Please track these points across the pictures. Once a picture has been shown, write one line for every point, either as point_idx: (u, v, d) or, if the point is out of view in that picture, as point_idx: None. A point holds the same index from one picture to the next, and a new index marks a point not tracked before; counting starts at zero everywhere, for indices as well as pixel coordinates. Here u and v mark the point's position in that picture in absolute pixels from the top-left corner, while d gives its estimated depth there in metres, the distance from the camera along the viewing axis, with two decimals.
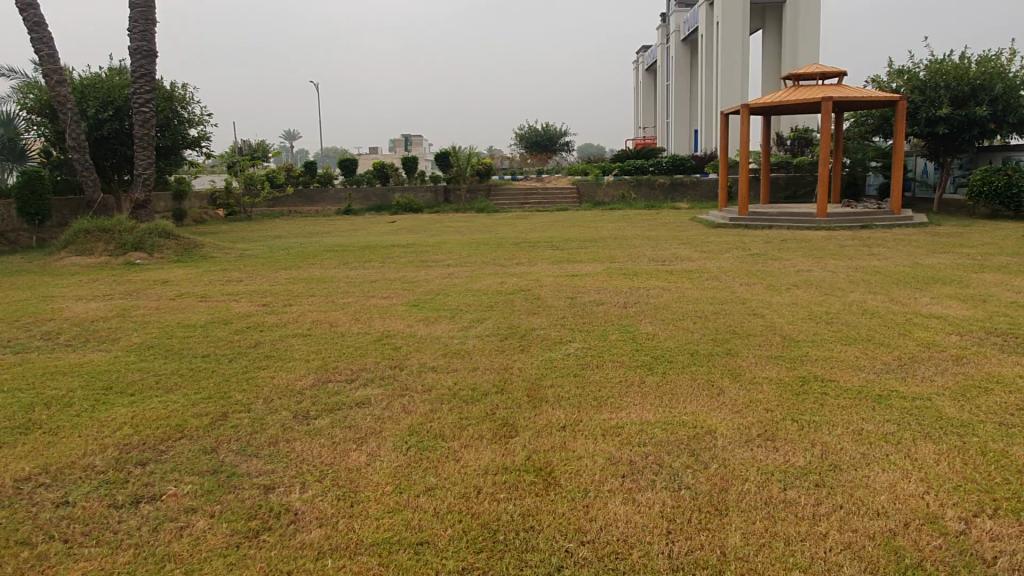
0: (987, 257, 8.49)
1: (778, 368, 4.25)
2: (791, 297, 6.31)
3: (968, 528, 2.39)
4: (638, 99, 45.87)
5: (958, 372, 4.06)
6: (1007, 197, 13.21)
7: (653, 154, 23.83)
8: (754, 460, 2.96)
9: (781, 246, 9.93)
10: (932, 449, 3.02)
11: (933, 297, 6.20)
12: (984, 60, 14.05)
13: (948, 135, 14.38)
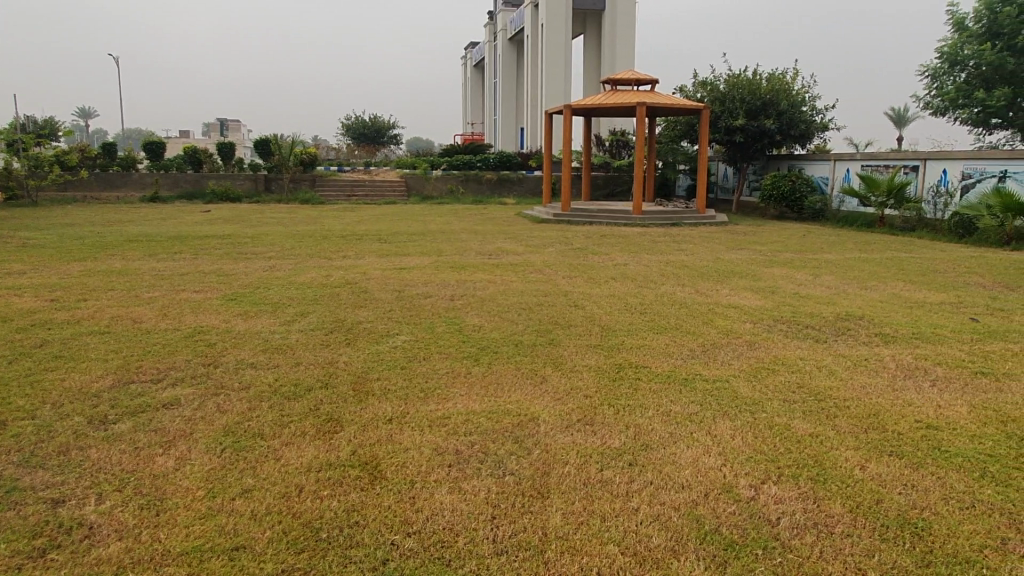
0: (775, 254, 9.50)
1: (596, 356, 4.48)
2: (609, 289, 6.67)
3: (757, 494, 2.66)
4: (466, 95, 46.41)
5: (750, 356, 4.51)
6: (792, 201, 14.84)
7: (480, 151, 24.18)
8: (574, 443, 3.10)
9: (600, 241, 10.48)
10: (729, 426, 3.33)
11: (732, 289, 6.82)
12: (772, 77, 15.64)
13: (744, 143, 15.91)
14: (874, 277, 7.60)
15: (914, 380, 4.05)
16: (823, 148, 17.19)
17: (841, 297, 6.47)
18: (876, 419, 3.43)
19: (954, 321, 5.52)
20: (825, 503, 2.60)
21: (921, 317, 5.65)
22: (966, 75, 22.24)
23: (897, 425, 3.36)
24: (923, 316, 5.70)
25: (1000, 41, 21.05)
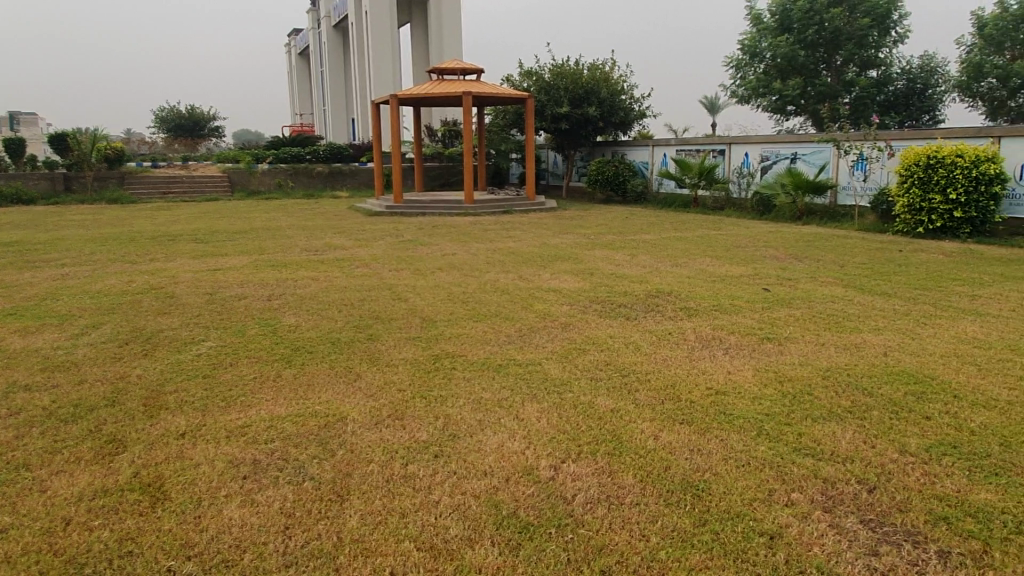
0: (598, 236, 9.89)
1: (414, 348, 4.42)
2: (434, 280, 6.63)
3: (556, 473, 2.73)
4: (293, 86, 44.61)
5: (564, 338, 4.64)
6: (616, 184, 15.52)
7: (309, 142, 23.31)
8: (380, 440, 3.03)
9: (431, 232, 10.44)
10: (536, 408, 3.39)
11: (553, 273, 7.00)
12: (592, 67, 16.26)
13: (569, 131, 16.46)
14: (684, 255, 8.11)
15: (710, 350, 4.36)
16: (643, 134, 18.19)
17: (653, 275, 6.84)
18: (672, 389, 3.65)
19: (749, 292, 6.01)
20: (619, 475, 2.72)
21: (721, 290, 6.09)
22: (764, 66, 24.35)
23: (690, 394, 3.59)
24: (724, 289, 6.14)
25: (790, 35, 23.15)
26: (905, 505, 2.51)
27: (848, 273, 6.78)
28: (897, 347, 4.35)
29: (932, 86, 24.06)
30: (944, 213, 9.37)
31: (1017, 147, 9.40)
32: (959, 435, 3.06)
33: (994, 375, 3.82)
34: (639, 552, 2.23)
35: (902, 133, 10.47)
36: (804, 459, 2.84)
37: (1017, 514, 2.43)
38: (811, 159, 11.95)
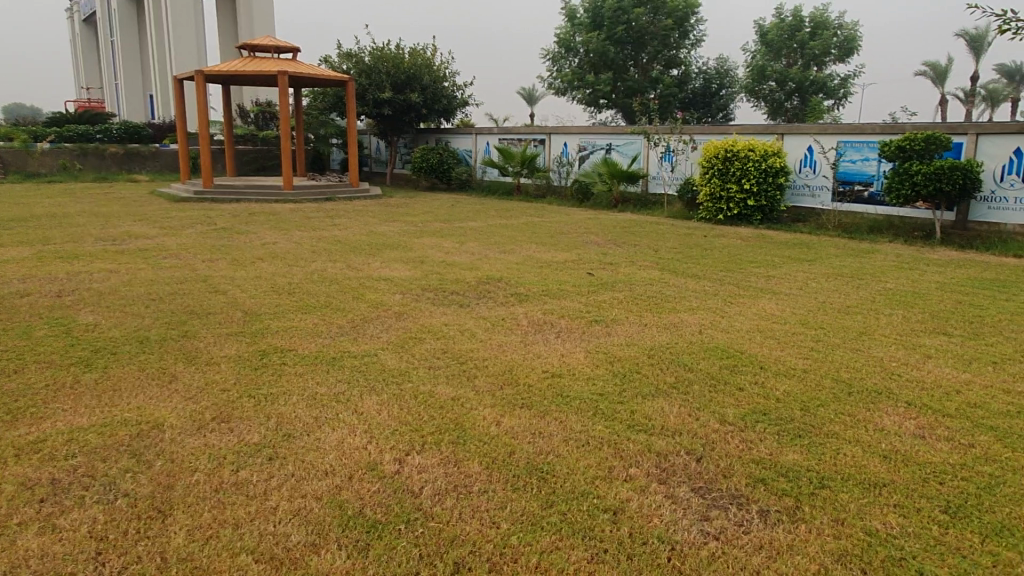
0: (425, 224, 9.81)
1: (236, 344, 4.11)
2: (254, 271, 6.21)
3: (401, 467, 2.65)
4: (77, 57, 39.96)
5: (399, 327, 4.54)
6: (441, 171, 15.48)
7: (100, 119, 20.98)
8: (205, 446, 2.78)
9: (247, 219, 9.80)
10: (376, 401, 3.28)
11: (382, 262, 6.82)
12: (413, 52, 16.07)
13: (392, 116, 16.18)
14: (512, 242, 8.27)
15: (543, 334, 4.46)
16: (465, 122, 18.33)
17: (483, 262, 6.89)
18: (511, 374, 3.69)
19: (575, 277, 6.23)
20: (464, 463, 2.69)
21: (548, 276, 6.26)
22: (578, 60, 25.41)
23: (528, 378, 3.64)
24: (551, 275, 6.32)
25: (601, 31, 24.32)
26: (729, 471, 2.71)
27: (662, 257, 7.25)
28: (709, 324, 4.72)
29: (724, 86, 26.41)
30: (740, 201, 10.31)
31: (797, 143, 10.56)
32: (767, 403, 3.37)
33: (792, 347, 4.26)
34: (491, 540, 2.22)
35: (703, 128, 11.38)
36: (637, 435, 2.99)
37: (819, 470, 2.72)
38: (624, 150, 12.66)
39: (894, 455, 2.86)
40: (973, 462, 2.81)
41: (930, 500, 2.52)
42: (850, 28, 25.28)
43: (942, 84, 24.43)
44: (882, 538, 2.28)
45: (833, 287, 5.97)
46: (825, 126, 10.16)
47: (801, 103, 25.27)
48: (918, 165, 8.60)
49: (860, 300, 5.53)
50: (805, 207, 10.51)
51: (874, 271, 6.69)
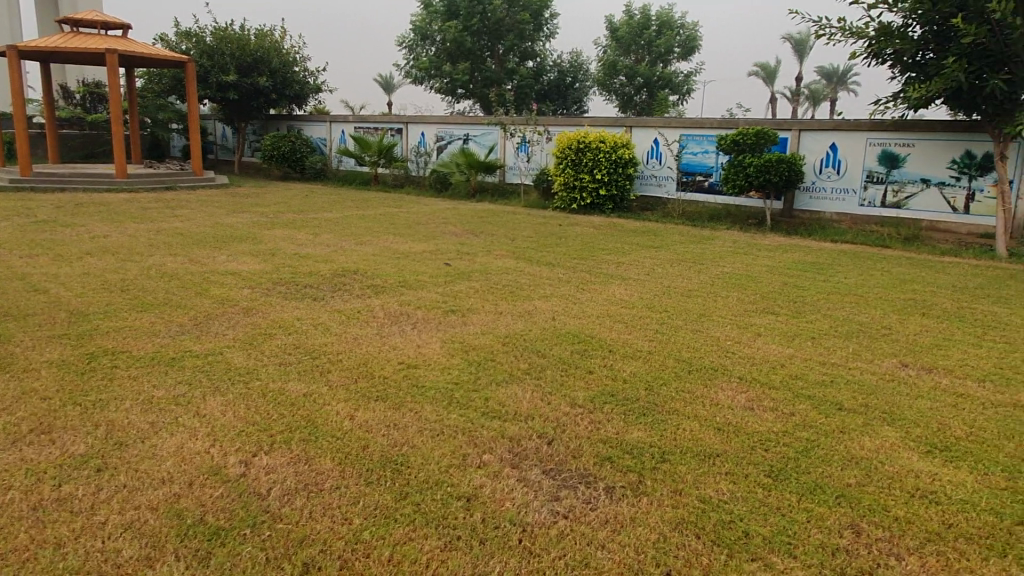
0: (277, 215, 9.40)
1: (59, 348, 3.76)
2: (83, 267, 5.70)
3: (248, 470, 2.54)
4: None
5: (247, 324, 4.33)
6: (293, 160, 14.89)
7: None
8: (21, 462, 2.52)
9: (74, 211, 8.97)
10: (220, 402, 3.11)
11: (228, 255, 6.48)
12: (260, 34, 15.33)
13: (238, 101, 15.36)
14: (368, 233, 8.11)
15: (399, 326, 4.42)
16: (318, 109, 17.72)
17: (338, 254, 6.71)
18: (366, 368, 3.62)
19: (432, 268, 6.21)
20: (316, 461, 2.62)
21: (405, 267, 6.20)
22: (435, 49, 25.18)
23: (383, 370, 3.60)
24: (408, 266, 6.26)
25: (457, 20, 24.22)
26: (577, 451, 2.82)
27: (519, 246, 7.38)
28: (562, 311, 4.87)
29: (577, 80, 27.12)
30: (593, 191, 10.68)
31: (644, 136, 11.10)
32: (615, 384, 3.53)
33: (639, 330, 4.48)
34: (342, 537, 2.18)
35: (556, 119, 11.70)
36: (491, 422, 3.03)
37: (660, 445, 2.89)
38: (481, 141, 12.77)
39: (727, 426, 3.09)
40: (793, 429, 3.09)
41: (756, 466, 2.74)
42: (691, 28, 26.80)
43: (772, 84, 26.51)
44: (715, 504, 2.46)
45: (677, 272, 6.33)
46: (668, 120, 10.75)
47: (649, 97, 26.69)
48: (751, 158, 9.28)
49: (700, 284, 5.90)
50: (652, 197, 11.08)
51: (713, 257, 7.17)
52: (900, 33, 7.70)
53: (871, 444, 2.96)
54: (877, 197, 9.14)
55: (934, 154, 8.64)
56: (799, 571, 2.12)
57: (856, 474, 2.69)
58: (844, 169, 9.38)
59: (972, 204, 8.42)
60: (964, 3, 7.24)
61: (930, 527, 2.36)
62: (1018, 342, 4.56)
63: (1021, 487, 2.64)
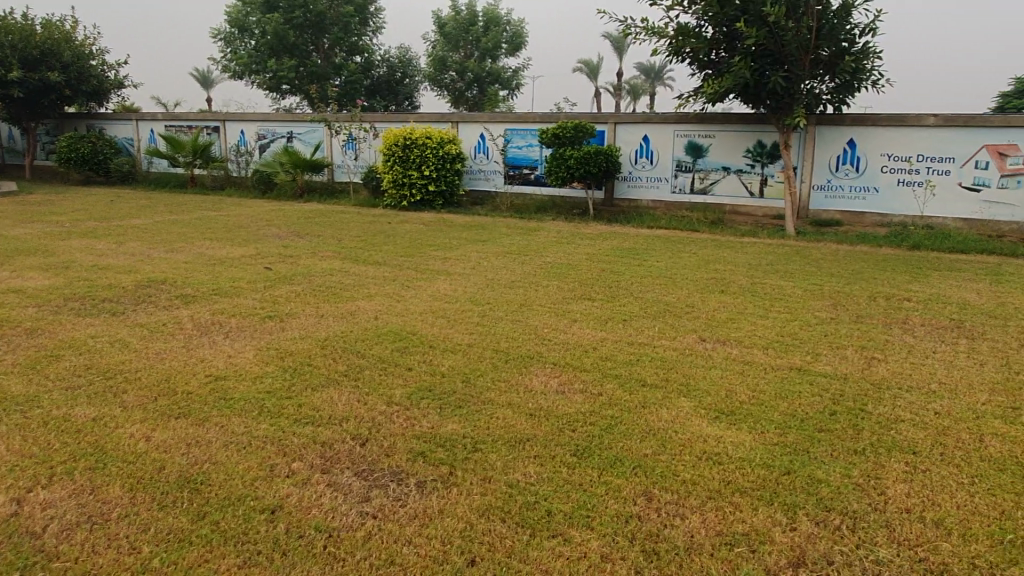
0: (75, 224, 8.58)
1: None
2: None
3: (21, 507, 2.31)
4: None
5: (30, 346, 3.92)
6: (95, 163, 13.65)
7: None
8: None
9: None
10: None
11: (12, 271, 5.83)
12: (47, 24, 13.88)
13: (25, 99, 13.84)
14: (181, 239, 7.60)
15: (210, 336, 4.19)
16: (123, 106, 16.33)
17: (144, 263, 6.25)
18: (168, 384, 3.40)
19: (250, 273, 5.93)
20: (102, 490, 2.43)
21: (220, 274, 5.89)
22: (254, 42, 23.94)
23: (187, 385, 3.40)
24: (223, 272, 5.94)
25: (277, 12, 23.16)
26: (391, 450, 2.82)
27: (344, 246, 7.23)
28: (384, 310, 4.84)
29: (407, 75, 26.68)
30: (422, 187, 10.67)
31: (470, 132, 11.25)
32: (433, 379, 3.56)
33: (461, 324, 4.54)
34: (128, 567, 2.04)
35: (382, 116, 11.66)
36: (303, 429, 2.96)
37: (473, 435, 2.95)
38: (305, 138, 12.39)
39: (538, 411, 3.21)
40: (600, 407, 3.27)
41: (562, 446, 2.87)
42: (516, 24, 27.44)
43: (595, 79, 27.71)
44: (521, 487, 2.56)
45: (501, 265, 6.48)
46: (492, 116, 10.99)
47: (480, 92, 27.06)
48: (571, 151, 9.66)
49: (522, 275, 6.08)
50: (481, 191, 11.28)
51: (537, 248, 7.40)
52: (694, 33, 8.31)
53: (667, 415, 3.20)
54: (686, 184, 9.85)
55: (731, 143, 9.46)
56: (594, 541, 2.25)
57: (652, 445, 2.90)
58: (656, 159, 10.02)
59: (765, 188, 9.32)
60: (745, 8, 7.92)
61: (712, 486, 2.59)
62: (797, 311, 5.11)
63: (789, 441, 2.96)
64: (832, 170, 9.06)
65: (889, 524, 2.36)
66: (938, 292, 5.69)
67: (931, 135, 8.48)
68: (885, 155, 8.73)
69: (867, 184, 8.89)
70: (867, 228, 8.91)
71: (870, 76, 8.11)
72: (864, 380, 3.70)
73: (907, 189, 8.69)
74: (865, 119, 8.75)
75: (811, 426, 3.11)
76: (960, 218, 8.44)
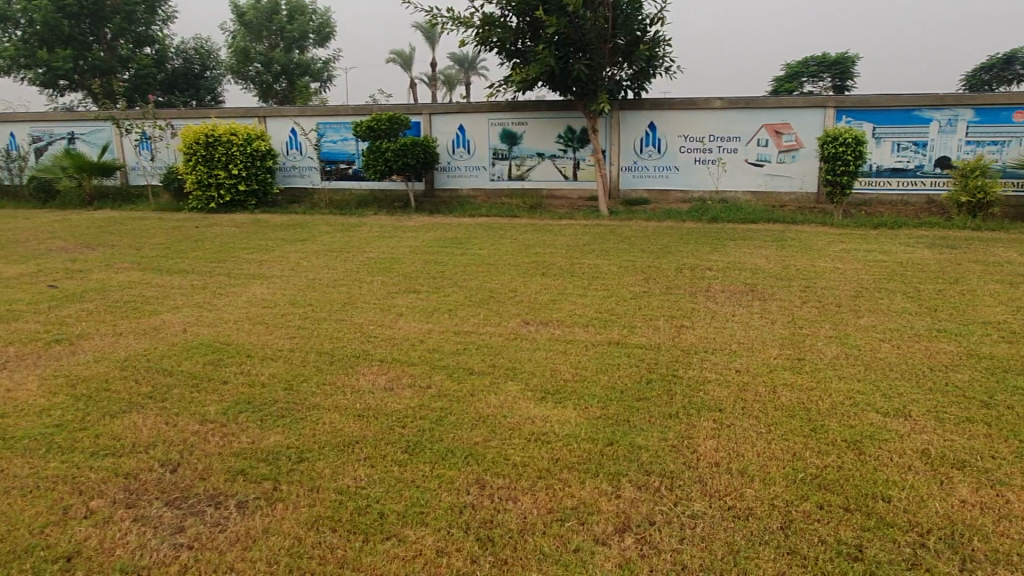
0: None
1: None
2: None
3: None
4: None
5: None
6: None
7: None
8: None
9: None
10: None
11: None
12: None
13: None
14: None
15: None
16: None
17: None
18: None
19: (31, 293, 5.26)
20: None
21: None
22: (20, 32, 21.25)
23: None
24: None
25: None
26: (206, 472, 2.61)
27: (145, 256, 6.63)
28: (194, 321, 4.49)
29: (207, 68, 24.80)
30: (230, 187, 10.03)
31: (279, 126, 10.74)
32: (251, 391, 3.35)
33: (280, 329, 4.31)
34: None
35: (179, 112, 10.84)
36: (102, 462, 2.67)
37: (298, 445, 2.81)
38: (91, 139, 11.23)
39: (366, 412, 3.12)
40: (429, 401, 3.24)
41: (392, 445, 2.81)
42: (322, 14, 26.65)
43: (409, 70, 27.46)
44: (352, 492, 2.47)
45: (321, 264, 6.24)
46: (302, 109, 10.57)
47: (289, 85, 25.92)
48: (387, 143, 9.49)
49: (344, 272, 5.90)
50: (297, 189, 10.85)
51: (359, 243, 7.23)
52: (500, 22, 8.46)
53: (496, 400, 3.24)
54: (504, 172, 10.05)
55: (543, 130, 9.78)
56: (429, 537, 2.22)
57: (482, 432, 2.92)
58: (473, 148, 10.12)
59: (578, 172, 9.75)
60: None
61: (541, 465, 2.65)
62: (613, 288, 5.37)
63: (610, 413, 3.10)
64: (637, 152, 9.62)
65: (701, 479, 2.54)
66: (734, 260, 6.23)
67: (719, 117, 9.25)
68: (682, 136, 9.42)
69: (668, 163, 9.55)
70: (671, 204, 9.58)
71: (663, 63, 8.71)
72: (674, 348, 3.96)
73: (702, 166, 9.44)
74: (662, 103, 9.37)
75: (629, 396, 3.28)
76: (748, 191, 9.31)
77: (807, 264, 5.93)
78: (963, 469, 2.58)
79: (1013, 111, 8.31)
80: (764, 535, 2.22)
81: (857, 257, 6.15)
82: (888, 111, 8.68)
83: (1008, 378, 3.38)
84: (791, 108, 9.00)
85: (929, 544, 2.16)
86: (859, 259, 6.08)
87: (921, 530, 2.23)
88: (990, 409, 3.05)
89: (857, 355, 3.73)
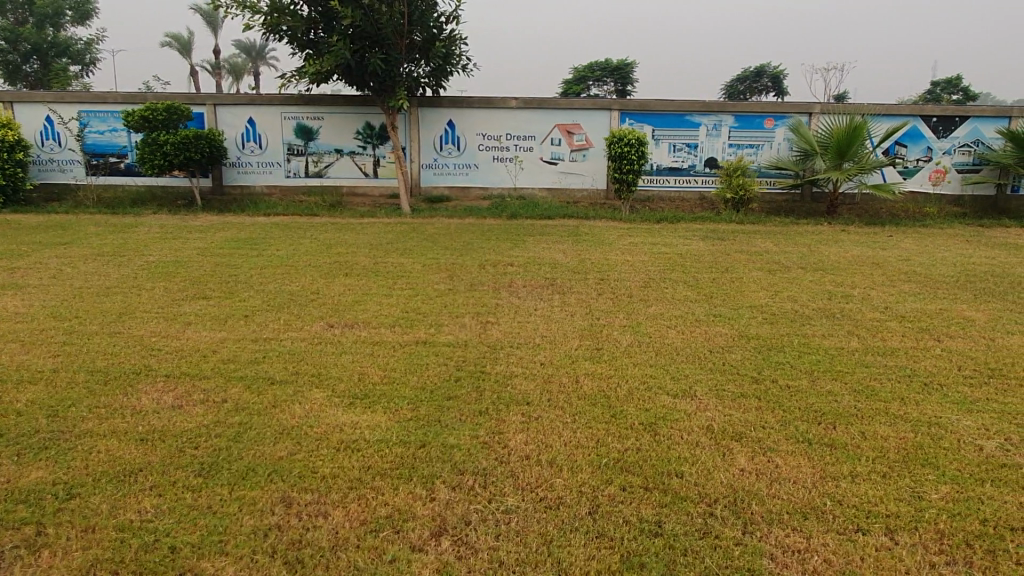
0: None
1: None
2: None
3: None
4: None
5: None
6: None
7: None
8: None
9: None
10: None
11: None
12: None
13: None
14: None
15: None
16: None
17: None
18: None
19: None
20: None
21: None
22: None
23: None
24: None
25: None
26: None
27: None
28: None
29: None
30: None
31: (32, 113, 9.43)
32: (4, 422, 2.88)
33: (41, 347, 3.76)
34: None
35: None
36: None
37: (68, 480, 2.46)
38: None
39: (151, 434, 2.81)
40: (224, 416, 2.99)
41: (183, 469, 2.55)
42: None
43: (188, 55, 25.33)
44: (135, 528, 2.21)
45: (91, 269, 5.55)
46: (60, 95, 9.36)
47: (41, 66, 22.90)
48: (165, 135, 8.66)
49: (120, 278, 5.30)
50: (58, 184, 9.61)
51: (136, 246, 6.55)
52: (290, 10, 8.05)
53: (301, 410, 3.06)
54: (300, 168, 9.62)
55: (340, 125, 9.49)
56: (230, 567, 2.04)
57: (286, 445, 2.74)
58: (265, 143, 9.57)
59: (379, 169, 9.60)
60: None
61: (353, 475, 2.54)
62: (419, 286, 5.33)
63: (421, 414, 3.06)
64: (437, 148, 9.64)
65: (513, 473, 2.58)
66: (534, 255, 6.45)
67: (515, 116, 9.54)
68: (480, 134, 9.59)
69: (467, 160, 9.68)
70: (472, 201, 9.72)
71: (459, 61, 8.80)
72: (482, 344, 4.01)
73: (500, 163, 9.68)
74: (460, 101, 9.47)
75: (439, 396, 3.26)
76: (544, 188, 9.71)
77: (600, 258, 6.28)
78: (741, 440, 2.85)
79: (764, 118, 9.43)
80: (574, 521, 2.30)
81: (643, 250, 6.63)
82: (664, 115, 9.46)
83: (772, 356, 3.81)
84: (580, 110, 9.51)
85: (717, 513, 2.35)
86: (645, 251, 6.57)
87: (710, 500, 2.43)
88: (759, 384, 3.42)
89: (647, 342, 4.01)
